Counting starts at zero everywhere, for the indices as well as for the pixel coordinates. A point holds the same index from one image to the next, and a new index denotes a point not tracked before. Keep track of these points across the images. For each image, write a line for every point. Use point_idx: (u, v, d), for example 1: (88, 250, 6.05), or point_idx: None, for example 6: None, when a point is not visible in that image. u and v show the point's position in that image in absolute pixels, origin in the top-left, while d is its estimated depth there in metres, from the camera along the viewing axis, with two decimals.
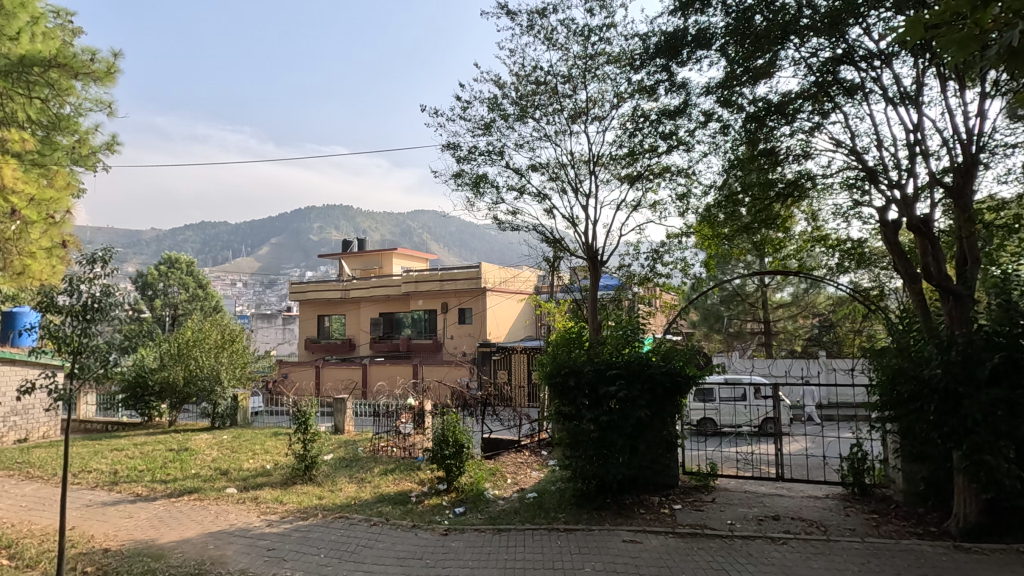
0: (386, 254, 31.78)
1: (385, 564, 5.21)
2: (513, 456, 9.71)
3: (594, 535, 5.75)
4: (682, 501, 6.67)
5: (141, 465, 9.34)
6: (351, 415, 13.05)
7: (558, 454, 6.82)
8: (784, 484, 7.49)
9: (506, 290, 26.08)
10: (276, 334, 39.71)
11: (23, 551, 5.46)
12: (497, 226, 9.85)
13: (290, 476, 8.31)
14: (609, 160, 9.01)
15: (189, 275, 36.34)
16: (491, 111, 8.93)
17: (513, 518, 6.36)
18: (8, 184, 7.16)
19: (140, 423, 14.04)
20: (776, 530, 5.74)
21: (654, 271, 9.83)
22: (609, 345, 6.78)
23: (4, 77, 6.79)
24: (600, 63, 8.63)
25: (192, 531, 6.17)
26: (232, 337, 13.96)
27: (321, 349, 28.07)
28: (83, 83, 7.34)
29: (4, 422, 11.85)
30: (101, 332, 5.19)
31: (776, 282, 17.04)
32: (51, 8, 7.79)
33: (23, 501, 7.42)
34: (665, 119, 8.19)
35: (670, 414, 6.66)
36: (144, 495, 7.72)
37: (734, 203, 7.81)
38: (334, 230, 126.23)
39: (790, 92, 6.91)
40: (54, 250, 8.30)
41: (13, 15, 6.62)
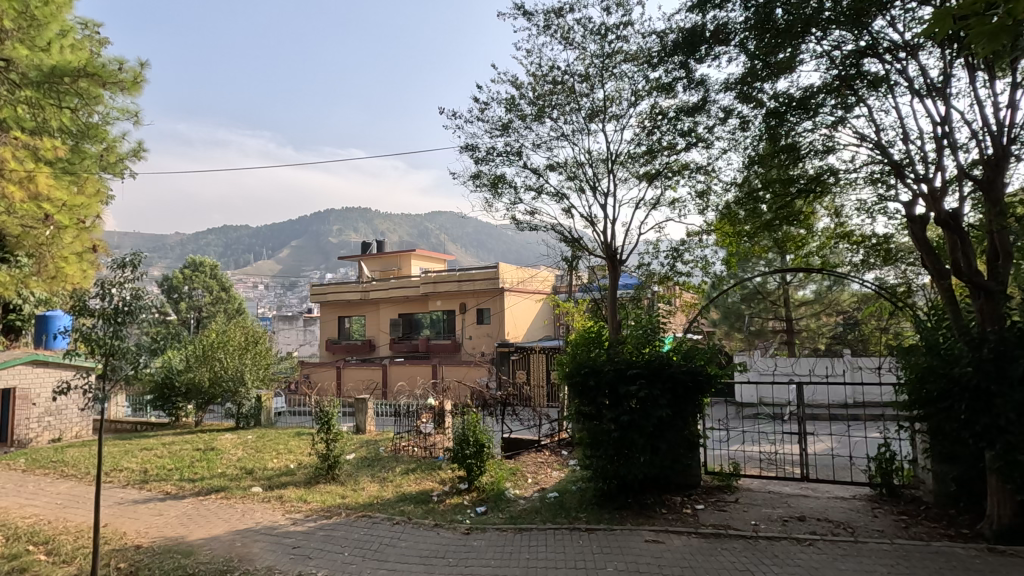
0: (404, 255, 32.02)
1: (408, 563, 5.26)
2: (533, 456, 9.72)
3: (616, 534, 5.73)
4: (704, 501, 6.61)
5: (169, 464, 9.55)
6: (372, 416, 13.18)
7: (578, 453, 6.80)
8: (809, 484, 7.37)
9: (524, 290, 26.07)
10: (298, 335, 40.24)
11: (60, 548, 5.63)
12: (515, 226, 9.83)
13: (314, 476, 8.42)
14: (627, 158, 8.95)
15: (213, 279, 37.09)
16: (508, 112, 8.92)
17: (535, 517, 6.37)
18: (43, 190, 7.82)
19: (168, 424, 14.36)
20: (802, 531, 5.66)
21: (674, 270, 9.74)
22: (629, 344, 6.75)
23: (37, 88, 6.97)
24: (617, 61, 8.56)
25: (219, 529, 6.30)
26: (255, 339, 14.20)
27: (342, 350, 28.38)
28: (111, 93, 7.38)
29: (38, 422, 12.22)
30: (131, 335, 5.32)
31: (798, 280, 16.71)
32: (80, 20, 8.48)
33: (59, 499, 7.64)
34: (684, 116, 8.10)
35: (691, 414, 6.60)
36: (173, 493, 7.89)
37: (755, 199, 7.71)
38: (352, 233, 127.57)
39: (812, 86, 6.81)
40: (84, 256, 8.80)
41: (45, 26, 6.83)
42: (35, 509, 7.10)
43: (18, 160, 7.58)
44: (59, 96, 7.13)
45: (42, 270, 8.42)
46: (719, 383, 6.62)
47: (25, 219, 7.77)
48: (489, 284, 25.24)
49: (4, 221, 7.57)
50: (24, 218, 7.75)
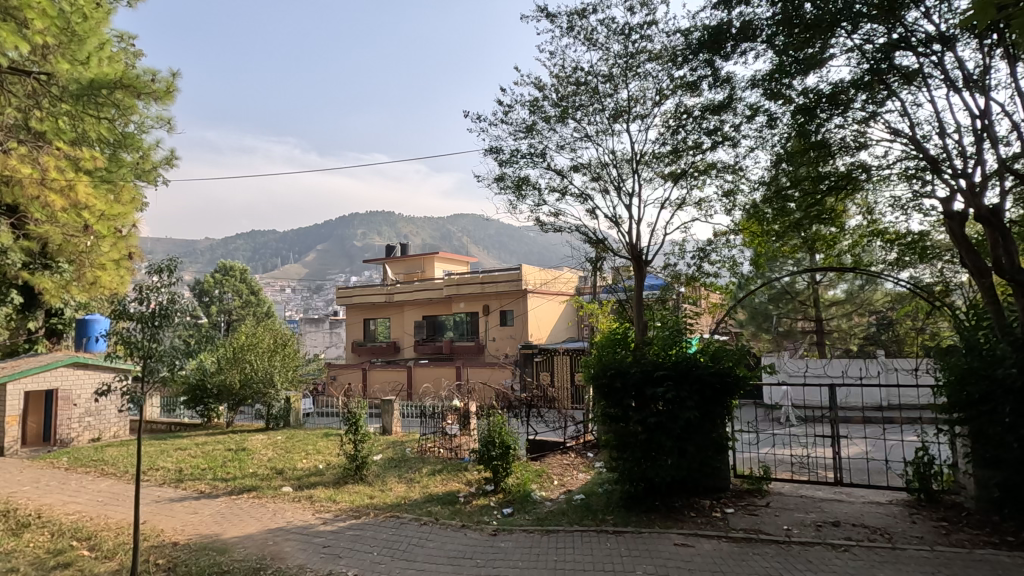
0: (428, 258, 32.28)
1: (436, 563, 5.30)
2: (559, 458, 9.70)
3: (644, 537, 5.69)
4: (734, 504, 6.49)
5: (202, 464, 9.79)
6: (397, 417, 13.31)
7: (605, 455, 6.76)
8: (844, 488, 7.19)
9: (547, 291, 26.03)
10: (324, 338, 40.89)
11: (101, 543, 5.83)
12: (539, 228, 9.81)
13: (342, 476, 8.54)
14: (652, 158, 8.87)
15: (243, 283, 38.01)
16: (532, 114, 8.92)
17: (561, 519, 6.36)
18: (82, 200, 8.03)
19: (201, 424, 14.74)
20: (837, 537, 5.53)
21: (701, 271, 9.61)
22: (655, 345, 6.70)
23: (76, 100, 7.26)
24: (641, 60, 8.49)
25: (252, 527, 6.44)
26: (283, 341, 14.45)
27: (367, 352, 28.69)
28: (145, 102, 7.75)
29: (79, 422, 12.64)
30: (166, 337, 5.48)
31: (829, 279, 16.27)
32: (116, 34, 9.25)
33: (100, 496, 7.91)
34: (710, 114, 7.97)
35: (720, 416, 6.49)
36: (207, 492, 8.10)
37: (783, 198, 7.56)
38: (376, 237, 129.13)
39: (843, 81, 6.67)
40: (122, 264, 9.17)
41: (85, 41, 7.10)
42: (78, 507, 7.36)
43: (59, 170, 7.75)
44: (97, 108, 7.49)
45: (82, 277, 8.91)
46: (748, 385, 6.50)
47: (68, 228, 8.11)
48: (512, 286, 25.28)
49: (47, 230, 7.93)
50: (66, 227, 8.08)
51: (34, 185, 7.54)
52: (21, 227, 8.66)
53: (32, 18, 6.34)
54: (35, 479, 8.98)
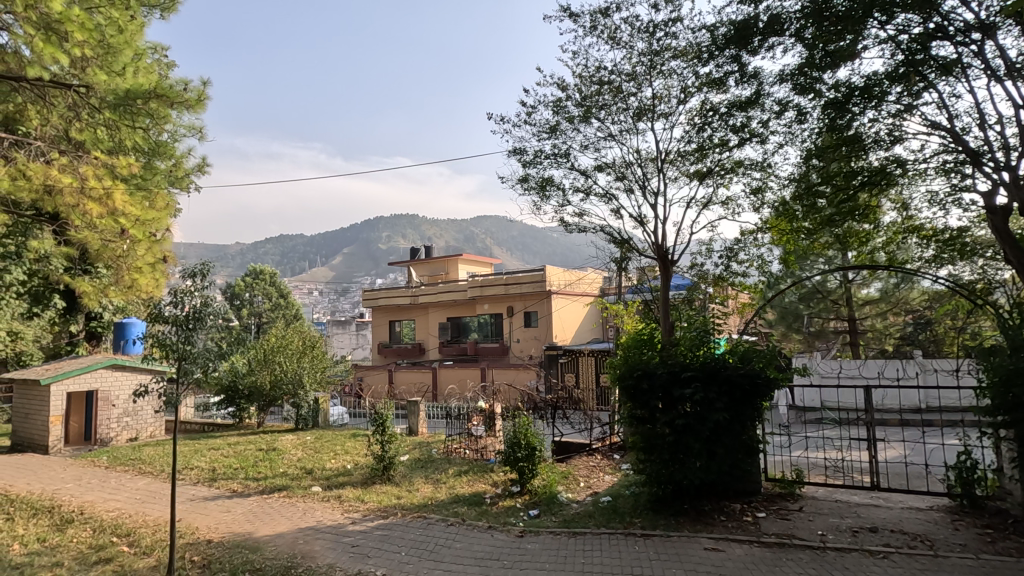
0: (451, 259, 32.48)
1: (464, 564, 5.31)
2: (584, 459, 9.63)
3: (674, 541, 5.60)
4: (766, 508, 6.35)
5: (235, 464, 9.99)
6: (423, 418, 13.40)
7: (631, 458, 6.69)
8: (880, 493, 6.98)
9: (571, 292, 25.92)
10: (350, 339, 41.50)
11: (139, 540, 6.01)
12: (563, 228, 9.73)
13: (370, 476, 8.63)
14: (677, 156, 8.75)
15: (272, 285, 38.87)
16: (555, 114, 8.87)
17: (588, 521, 6.31)
18: (119, 206, 8.14)
19: (234, 425, 15.07)
20: (874, 543, 5.36)
21: (729, 270, 9.41)
22: (682, 346, 6.61)
23: (113, 110, 7.59)
24: (666, 58, 8.38)
25: (283, 526, 6.56)
26: (312, 343, 14.64)
27: (393, 353, 28.95)
28: (178, 111, 8.06)
29: (118, 422, 13.06)
30: (200, 340, 5.62)
31: (862, 277, 15.78)
32: (151, 45, 9.49)
33: (139, 494, 8.17)
34: (736, 111, 7.79)
35: (750, 418, 6.35)
36: (240, 491, 8.28)
37: (813, 195, 7.34)
38: (401, 239, 130.54)
39: (876, 74, 6.48)
40: (157, 267, 9.38)
41: (120, 52, 7.40)
42: (117, 504, 7.61)
43: (98, 178, 8.04)
44: (132, 118, 7.79)
45: (120, 281, 9.14)
46: (780, 387, 6.35)
47: (105, 232, 8.35)
48: (536, 287, 25.22)
49: (86, 236, 8.18)
50: (104, 232, 8.35)
51: (73, 194, 7.78)
52: (62, 234, 9.01)
53: (72, 31, 6.65)
54: (77, 477, 9.30)
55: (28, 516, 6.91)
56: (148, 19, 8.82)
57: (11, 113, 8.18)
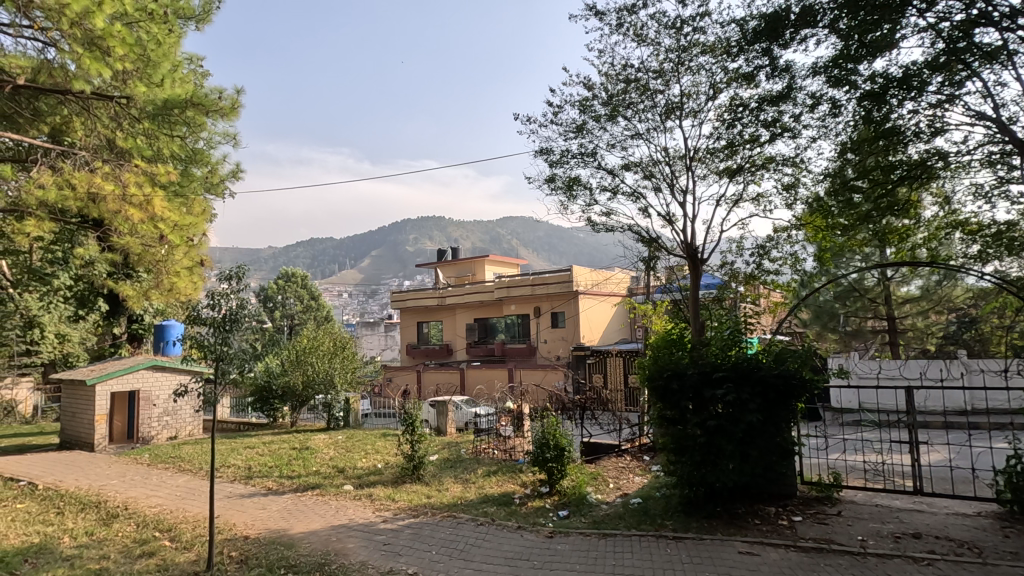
0: (478, 261, 32.63)
1: (493, 564, 5.33)
2: (614, 461, 9.55)
3: (706, 544, 5.51)
4: (802, 512, 6.18)
5: (270, 462, 10.24)
6: (452, 418, 13.49)
7: (662, 459, 6.61)
8: (923, 499, 6.73)
9: (599, 292, 25.75)
10: (380, 340, 42.09)
11: (180, 535, 6.21)
12: (590, 228, 9.65)
13: (400, 475, 8.73)
14: (706, 153, 8.61)
15: (304, 288, 39.74)
16: (582, 113, 8.82)
17: (618, 523, 6.26)
18: (159, 212, 8.49)
19: (268, 424, 15.40)
20: (918, 549, 5.17)
21: (761, 269, 9.19)
22: (714, 346, 6.53)
23: (152, 120, 8.31)
24: (694, 54, 8.25)
25: (317, 523, 6.68)
26: (343, 344, 14.93)
27: (421, 354, 29.21)
28: (213, 119, 8.88)
29: (158, 421, 13.51)
30: (236, 341, 5.77)
31: (901, 274, 15.23)
32: (187, 56, 9.88)
33: (179, 490, 8.45)
34: (768, 106, 7.59)
35: (785, 420, 6.18)
36: (274, 489, 8.48)
37: (848, 190, 7.07)
38: (428, 241, 131.72)
39: (915, 64, 6.26)
40: (195, 270, 9.74)
41: (159, 66, 7.82)
42: (159, 500, 7.87)
43: (138, 185, 8.36)
44: (170, 127, 8.54)
45: (161, 284, 9.48)
46: (816, 388, 6.14)
47: (146, 237, 8.67)
48: (563, 287, 25.10)
49: (128, 241, 8.51)
50: (144, 237, 8.66)
51: (116, 201, 8.08)
52: (106, 240, 9.40)
53: (113, 46, 6.95)
54: (122, 474, 9.66)
55: (77, 510, 7.22)
56: (185, 31, 9.15)
57: (59, 124, 8.60)
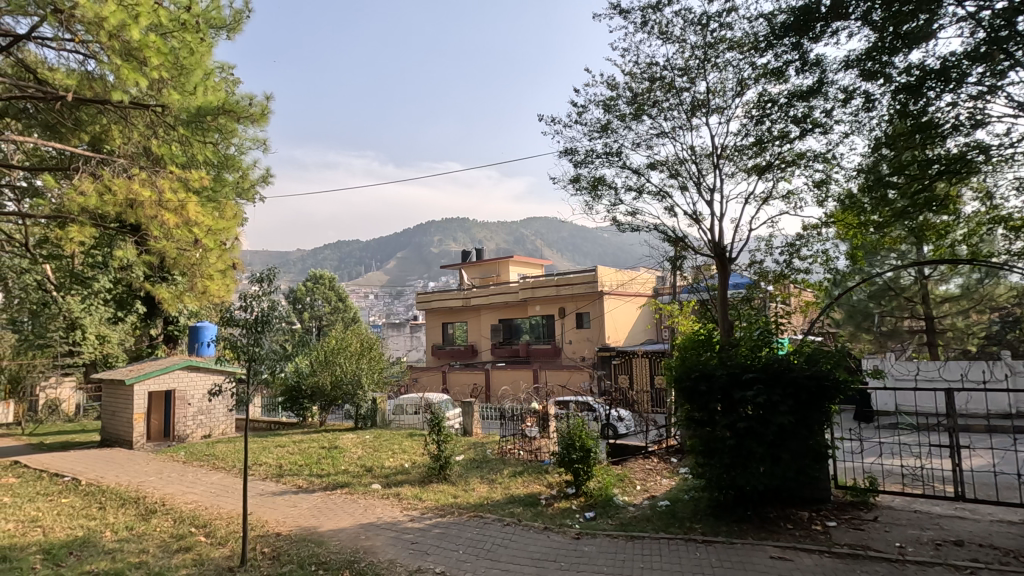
0: (503, 262, 32.69)
1: (520, 564, 5.33)
2: (640, 462, 9.46)
3: (737, 549, 5.42)
4: (837, 517, 6.03)
5: (299, 460, 10.44)
6: (477, 418, 13.54)
7: (690, 462, 6.53)
8: (965, 505, 6.49)
9: (624, 292, 25.53)
10: (405, 341, 42.54)
11: (215, 531, 6.38)
12: (615, 228, 9.57)
13: (427, 475, 8.81)
14: (734, 151, 8.46)
15: (331, 290, 40.43)
16: (606, 112, 8.76)
17: (646, 525, 6.20)
18: (193, 217, 8.74)
19: (298, 423, 15.70)
20: (960, 558, 4.99)
21: (791, 267, 8.96)
22: (744, 347, 6.42)
23: (188, 126, 8.56)
24: (720, 50, 8.12)
25: (346, 522, 6.79)
26: (370, 344, 15.16)
27: (446, 355, 29.39)
28: (245, 126, 9.20)
29: (193, 420, 13.89)
30: (267, 343, 5.90)
31: (939, 272, 14.71)
32: (219, 65, 10.16)
33: (213, 488, 8.68)
34: (798, 101, 7.41)
35: (818, 422, 6.01)
36: (305, 487, 8.64)
37: (882, 187, 6.74)
38: (452, 243, 132.53)
39: (953, 55, 6.03)
40: (227, 274, 9.84)
41: (193, 73, 8.12)
42: (195, 496, 8.10)
43: (173, 191, 8.64)
44: (204, 133, 8.78)
45: (195, 287, 9.67)
46: (851, 389, 5.95)
47: (181, 242, 8.92)
48: (588, 287, 24.95)
49: (165, 246, 8.75)
50: (180, 242, 8.91)
51: (153, 206, 8.36)
52: (143, 244, 9.70)
53: (149, 56, 7.21)
54: (159, 471, 9.98)
55: (118, 505, 7.48)
56: (217, 40, 9.40)
57: (98, 133, 8.90)
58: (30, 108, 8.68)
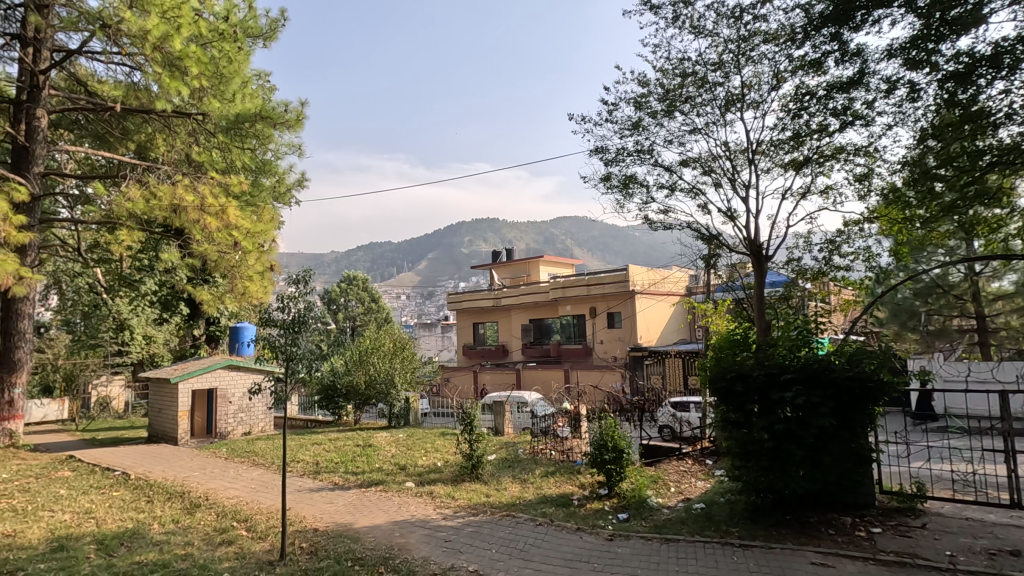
0: (533, 262, 32.69)
1: (553, 565, 5.31)
2: (674, 464, 9.33)
3: (777, 554, 5.28)
4: (882, 524, 5.80)
5: (335, 458, 10.66)
6: (509, 418, 13.57)
7: (726, 464, 6.39)
8: (1021, 513, 6.18)
9: (656, 291, 25.19)
10: (437, 342, 42.95)
11: (256, 525, 6.57)
12: (647, 226, 9.45)
13: (460, 474, 8.87)
14: (770, 146, 8.25)
15: (365, 291, 41.12)
16: (637, 110, 8.66)
17: (680, 528, 6.11)
18: (233, 220, 9.03)
19: (333, 422, 16.03)
20: (1017, 569, 4.74)
21: (830, 265, 8.68)
22: (781, 346, 6.26)
23: (227, 133, 8.97)
24: (755, 43, 7.93)
25: (380, 519, 6.89)
26: (403, 344, 15.38)
27: (477, 355, 29.55)
28: (281, 131, 9.26)
29: (234, 417, 14.33)
30: (304, 342, 6.04)
31: (991, 268, 14.03)
32: (256, 73, 10.48)
33: (254, 483, 8.95)
34: (837, 93, 7.17)
35: (861, 425, 5.80)
36: (341, 484, 8.82)
37: (928, 180, 6.44)
38: (482, 243, 133.13)
39: (1005, 40, 5.72)
40: (265, 275, 10.00)
41: (231, 81, 8.50)
42: (236, 492, 8.36)
43: (215, 196, 8.95)
44: (242, 139, 9.14)
45: (235, 288, 9.79)
46: (896, 391, 5.73)
47: (221, 245, 9.23)
48: (619, 287, 24.71)
49: (206, 249, 9.06)
50: (220, 245, 9.21)
51: (196, 211, 8.68)
52: (186, 248, 10.06)
53: (190, 66, 7.50)
54: (203, 466, 10.34)
55: (164, 499, 7.78)
56: (254, 49, 9.68)
57: (143, 141, 9.56)
58: (79, 119, 9.88)
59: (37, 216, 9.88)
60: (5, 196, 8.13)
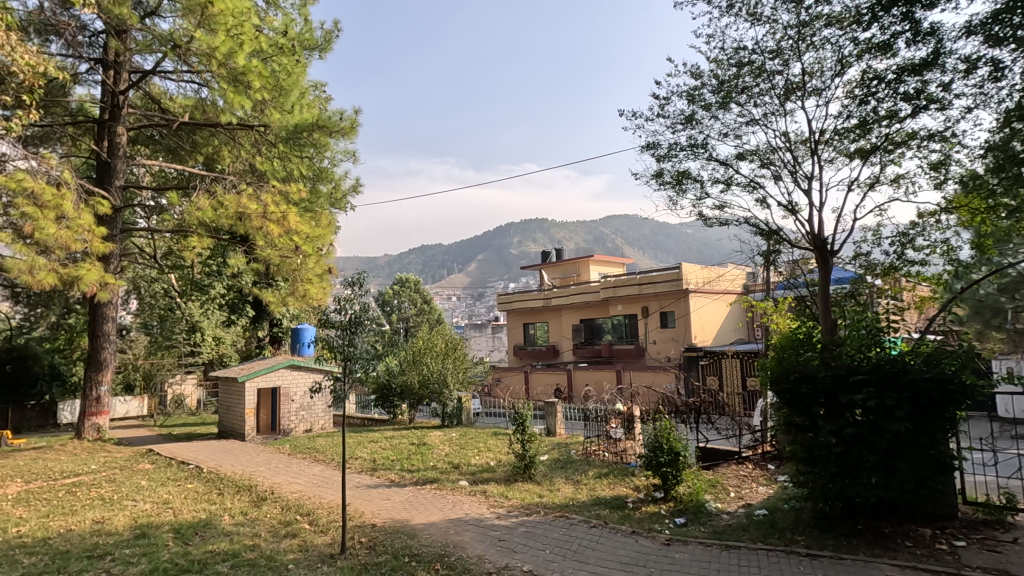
0: (583, 261, 32.42)
1: (608, 567, 5.24)
2: (734, 468, 9.01)
3: (848, 565, 5.00)
4: (966, 537, 5.38)
5: (391, 456, 10.91)
6: (561, 419, 13.48)
7: (791, 469, 6.11)
8: None
9: (711, 290, 24.42)
10: (488, 342, 43.30)
11: (318, 519, 6.82)
12: (702, 223, 9.16)
13: (512, 474, 8.91)
14: (834, 135, 7.83)
15: (416, 292, 41.98)
16: (691, 103, 8.41)
17: (742, 534, 5.89)
18: (293, 225, 9.46)
19: (388, 420, 16.40)
20: None
21: (903, 259, 8.15)
22: (849, 346, 5.90)
23: (287, 143, 9.39)
24: (817, 27, 7.55)
25: (436, 516, 7.00)
26: (454, 345, 15.62)
27: (528, 355, 29.59)
28: (336, 139, 9.60)
29: (296, 415, 14.94)
30: (360, 342, 6.18)
31: None
32: (313, 85, 10.90)
33: (315, 478, 9.30)
34: (908, 76, 6.71)
35: (942, 430, 5.39)
36: (397, 481, 9.03)
37: (1014, 165, 5.91)
38: (531, 244, 133.28)
39: None
40: (325, 278, 10.14)
41: (290, 93, 8.93)
42: (299, 486, 8.71)
43: (277, 204, 9.41)
44: (300, 148, 9.56)
45: (297, 291, 9.96)
46: (981, 394, 5.29)
47: (283, 250, 9.59)
48: (672, 286, 24.11)
49: (269, 253, 9.45)
50: (282, 249, 9.58)
51: (259, 218, 9.14)
52: (251, 254, 10.60)
53: (252, 79, 8.05)
54: (268, 462, 10.83)
55: (234, 492, 8.21)
56: (310, 61, 10.05)
57: (211, 153, 10.24)
58: (155, 134, 10.65)
59: (118, 226, 10.65)
60: (91, 209, 8.80)
